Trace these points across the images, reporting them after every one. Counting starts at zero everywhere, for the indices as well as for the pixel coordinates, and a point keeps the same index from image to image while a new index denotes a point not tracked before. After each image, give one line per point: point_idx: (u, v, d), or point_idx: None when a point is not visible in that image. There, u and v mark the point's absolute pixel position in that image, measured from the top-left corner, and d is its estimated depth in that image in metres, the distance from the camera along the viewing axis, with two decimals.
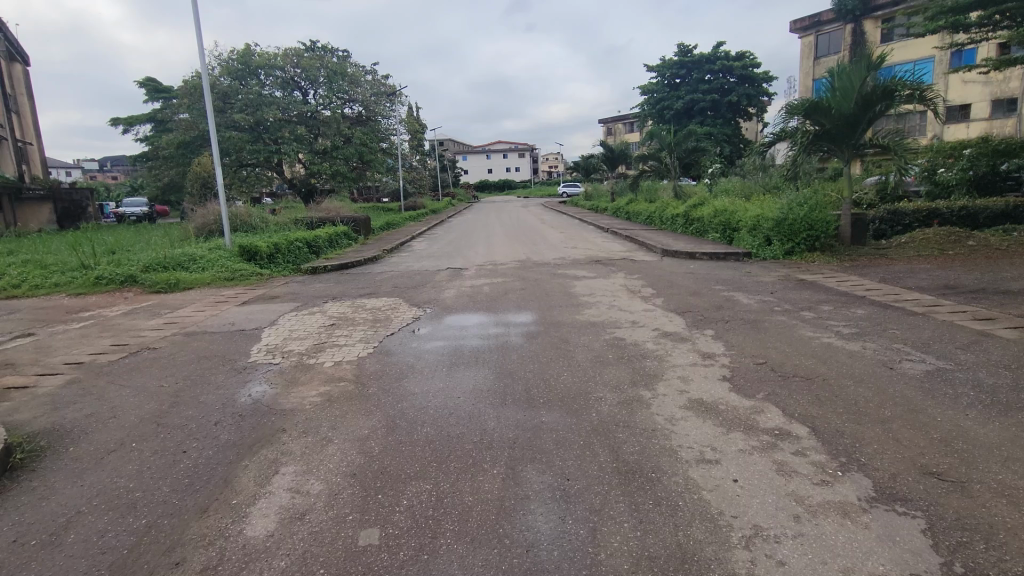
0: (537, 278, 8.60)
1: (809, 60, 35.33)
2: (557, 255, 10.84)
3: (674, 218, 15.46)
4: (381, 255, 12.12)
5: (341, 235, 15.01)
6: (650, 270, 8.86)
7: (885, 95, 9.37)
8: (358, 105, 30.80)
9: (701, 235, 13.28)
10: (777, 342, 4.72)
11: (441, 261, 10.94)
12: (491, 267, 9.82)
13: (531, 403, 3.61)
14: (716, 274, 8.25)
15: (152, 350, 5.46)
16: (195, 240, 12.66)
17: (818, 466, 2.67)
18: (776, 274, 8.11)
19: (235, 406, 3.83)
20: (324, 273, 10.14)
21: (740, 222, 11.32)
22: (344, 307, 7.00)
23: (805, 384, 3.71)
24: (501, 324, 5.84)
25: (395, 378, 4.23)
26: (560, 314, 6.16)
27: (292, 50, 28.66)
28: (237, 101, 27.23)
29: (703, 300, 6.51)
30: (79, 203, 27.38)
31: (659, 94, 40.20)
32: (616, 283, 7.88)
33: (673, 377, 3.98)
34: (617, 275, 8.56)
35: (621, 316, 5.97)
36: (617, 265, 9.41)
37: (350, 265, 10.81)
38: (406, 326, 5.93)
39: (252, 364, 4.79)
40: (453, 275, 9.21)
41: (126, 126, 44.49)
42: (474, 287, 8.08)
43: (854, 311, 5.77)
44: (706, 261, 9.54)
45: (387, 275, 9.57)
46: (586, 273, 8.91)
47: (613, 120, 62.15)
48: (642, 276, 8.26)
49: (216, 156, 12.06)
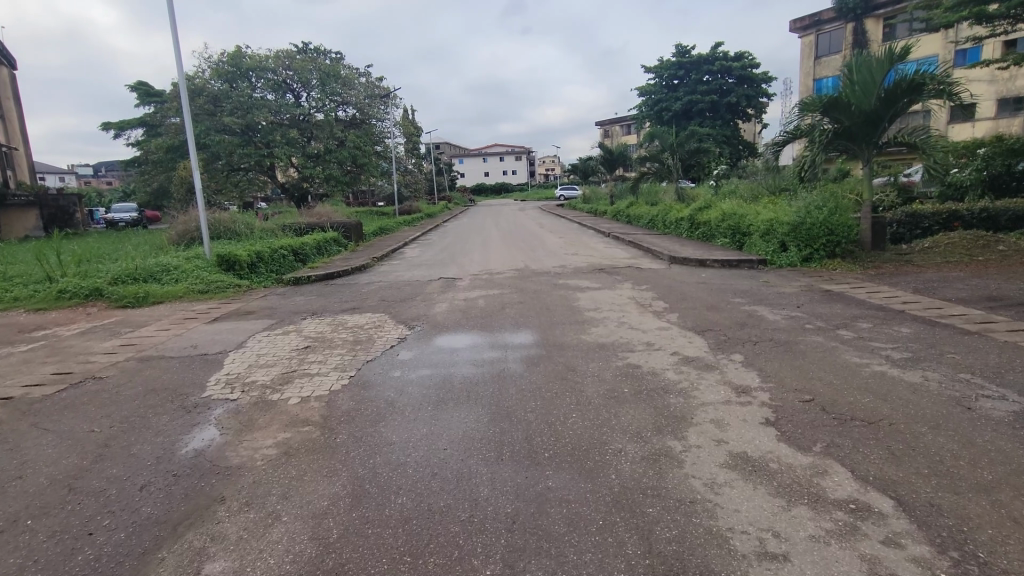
0: (537, 290, 7.91)
1: (810, 60, 34.74)
2: (557, 263, 10.16)
3: (678, 222, 14.77)
4: (370, 263, 11.43)
5: (330, 242, 14.32)
6: (659, 280, 8.18)
7: (910, 90, 8.70)
8: (351, 108, 30.12)
9: (709, 240, 12.60)
10: (819, 370, 4.04)
11: (434, 270, 10.25)
12: (486, 277, 9.13)
13: (534, 459, 2.91)
14: (732, 285, 7.57)
15: (97, 381, 4.75)
16: (174, 248, 11.95)
17: (923, 566, 1.98)
18: (798, 285, 7.44)
19: (169, 462, 3.12)
20: (307, 284, 9.44)
21: (751, 226, 10.64)
22: (323, 325, 6.30)
23: (870, 432, 3.02)
24: (498, 347, 5.15)
25: (370, 420, 3.53)
26: (564, 334, 5.48)
27: (283, 52, 27.98)
28: (227, 104, 26.55)
29: (723, 316, 5.83)
30: (66, 209, 26.48)
31: (657, 95, 39.60)
32: (624, 296, 7.20)
33: (704, 420, 3.29)
34: (623, 286, 7.88)
35: (633, 336, 5.28)
36: (622, 275, 8.74)
37: (336, 275, 10.11)
38: (390, 350, 5.24)
39: (205, 400, 4.08)
40: (446, 286, 8.53)
41: (117, 131, 43.75)
42: (468, 300, 7.39)
43: (897, 330, 5.09)
44: (718, 269, 8.87)
45: (375, 286, 8.87)
46: (589, 283, 8.23)
47: (611, 123, 61.57)
48: (651, 288, 7.58)
49: (193, 159, 11.35)
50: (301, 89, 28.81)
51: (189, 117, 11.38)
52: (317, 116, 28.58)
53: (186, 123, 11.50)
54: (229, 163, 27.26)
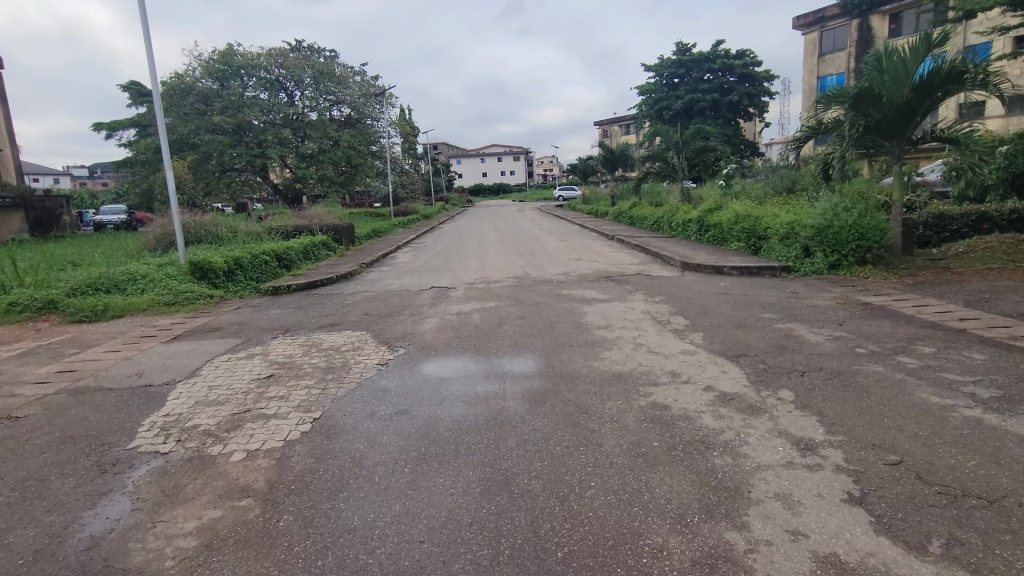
0: (539, 302, 7.10)
1: (814, 57, 33.95)
2: (559, 270, 9.36)
3: (687, 224, 13.96)
4: (359, 269, 10.66)
5: (318, 246, 13.50)
6: (675, 290, 7.38)
7: (948, 80, 7.90)
8: (346, 108, 29.33)
9: (722, 244, 11.80)
10: (895, 416, 3.24)
11: (426, 278, 9.44)
12: (483, 287, 8.32)
13: (543, 564, 2.10)
14: (758, 296, 6.77)
15: (12, 422, 3.93)
16: (148, 254, 11.15)
17: None
18: (831, 296, 6.64)
19: (48, 561, 2.30)
20: (287, 294, 8.62)
21: (769, 229, 9.84)
22: (294, 346, 5.49)
23: (1002, 521, 2.22)
24: (497, 376, 4.36)
25: (326, 491, 2.72)
26: (574, 359, 4.68)
27: (276, 50, 27.16)
28: (218, 102, 25.75)
29: (756, 337, 5.02)
30: (52, 212, 25.48)
31: (658, 94, 38.85)
32: (637, 310, 6.40)
33: (766, 495, 2.49)
34: (634, 298, 7.09)
35: (656, 363, 4.46)
36: (632, 284, 7.94)
37: (319, 284, 9.29)
38: (368, 380, 4.42)
39: (129, 456, 3.26)
40: (438, 298, 7.72)
41: (107, 131, 42.74)
42: (461, 315, 6.58)
43: (969, 356, 4.28)
44: (737, 278, 8.08)
45: (361, 297, 8.07)
46: (596, 294, 7.43)
47: (610, 123, 60.75)
48: (666, 300, 6.78)
49: (166, 159, 10.50)
50: (295, 88, 28.04)
51: (160, 113, 10.52)
52: (310, 116, 27.85)
53: (158, 121, 10.65)
54: (219, 164, 26.46)
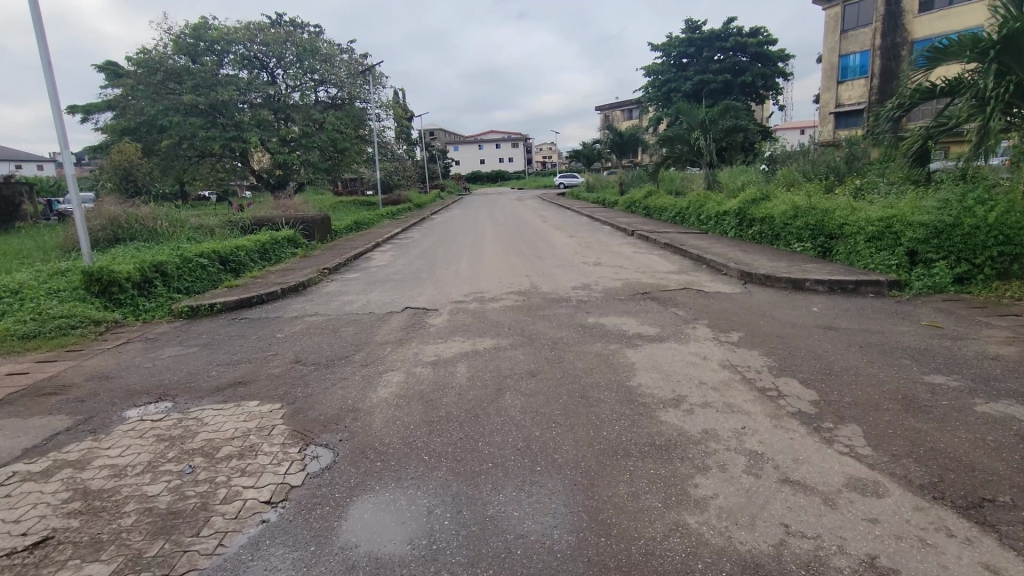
0: (556, 341, 4.80)
1: (835, 34, 31.22)
2: (576, 283, 7.07)
3: (722, 217, 11.67)
4: (318, 277, 8.34)
5: (277, 244, 11.19)
6: (753, 321, 5.08)
7: None
8: (332, 88, 26.79)
9: (774, 243, 9.51)
10: None
11: (401, 292, 7.14)
12: (474, 311, 6.01)
13: None
14: (888, 335, 4.48)
15: None
16: (58, 258, 8.87)
17: None
18: (1003, 335, 4.36)
19: None
20: (206, 320, 6.31)
21: (850, 226, 7.54)
22: (143, 446, 3.19)
23: None
24: (494, 567, 2.06)
25: None
26: (643, 507, 2.37)
27: (255, 24, 24.64)
28: (188, 80, 23.19)
29: (969, 443, 2.73)
30: (10, 200, 22.53)
31: (666, 75, 36.22)
32: (713, 361, 4.10)
33: None
34: (697, 334, 4.76)
35: (823, 530, 2.15)
36: (686, 310, 5.64)
37: (255, 301, 6.96)
38: (226, 571, 2.12)
39: None
40: (410, 330, 5.42)
41: (82, 116, 39.77)
42: (438, 369, 4.26)
43: None
44: (828, 297, 5.81)
45: (305, 327, 5.78)
46: (638, 327, 5.11)
47: (613, 108, 57.98)
48: (747, 342, 4.47)
49: (59, 131, 7.99)
50: (276, 66, 25.55)
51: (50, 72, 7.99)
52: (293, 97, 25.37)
53: (46, 80, 8.08)
54: (192, 148, 24.05)
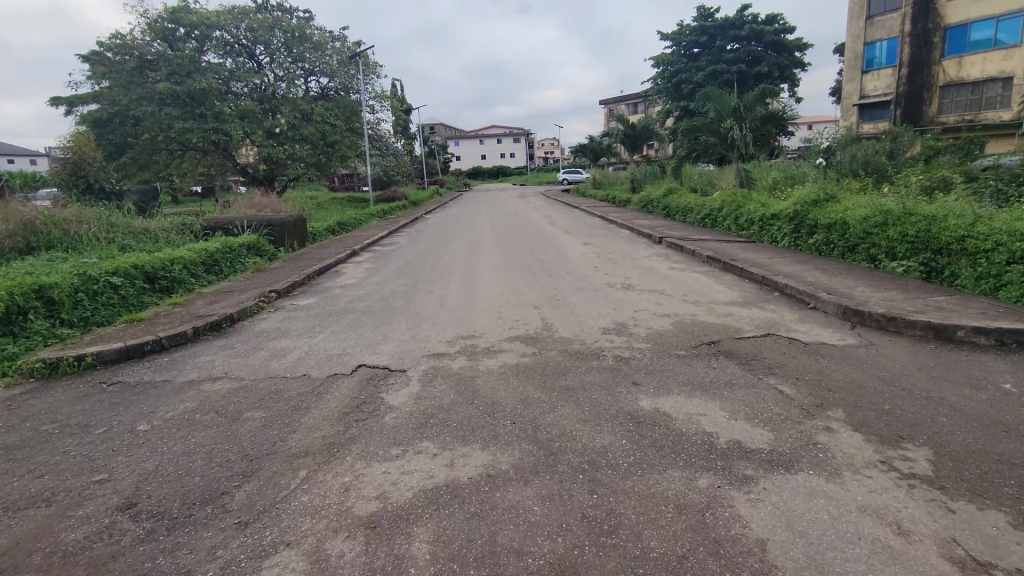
0: (598, 461, 2.72)
1: (860, 20, 28.89)
2: (609, 324, 4.96)
3: (771, 222, 9.60)
4: (256, 306, 6.25)
5: (228, 254, 9.13)
6: (924, 417, 3.01)
7: None
8: (322, 78, 24.69)
9: (850, 256, 7.45)
10: None
11: (363, 333, 5.07)
12: (464, 375, 3.93)
13: None
14: None
15: None
16: None
17: None
18: None
19: None
20: (63, 386, 4.21)
21: (982, 239, 5.47)
22: None
23: None
24: None
25: None
26: None
27: (238, 7, 22.47)
28: (163, 67, 21.01)
29: None
30: None
31: (676, 66, 34.01)
32: (927, 549, 2.00)
33: None
34: (847, 453, 2.69)
35: None
36: (793, 385, 3.53)
37: (150, 353, 4.89)
38: None
39: None
40: (353, 418, 3.36)
41: (66, 108, 36.84)
42: (372, 550, 2.16)
43: None
44: (1009, 360, 3.74)
45: (195, 406, 3.69)
46: (730, 426, 3.01)
47: (619, 102, 55.71)
48: (958, 483, 2.39)
49: None
50: (262, 53, 23.48)
51: None
52: (279, 87, 23.27)
53: None
54: (170, 142, 21.90)
